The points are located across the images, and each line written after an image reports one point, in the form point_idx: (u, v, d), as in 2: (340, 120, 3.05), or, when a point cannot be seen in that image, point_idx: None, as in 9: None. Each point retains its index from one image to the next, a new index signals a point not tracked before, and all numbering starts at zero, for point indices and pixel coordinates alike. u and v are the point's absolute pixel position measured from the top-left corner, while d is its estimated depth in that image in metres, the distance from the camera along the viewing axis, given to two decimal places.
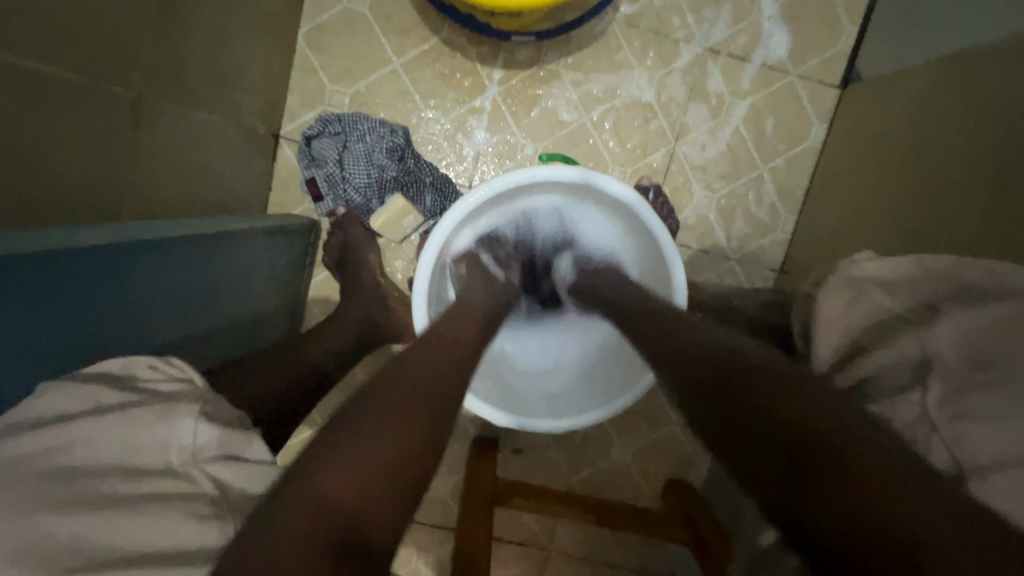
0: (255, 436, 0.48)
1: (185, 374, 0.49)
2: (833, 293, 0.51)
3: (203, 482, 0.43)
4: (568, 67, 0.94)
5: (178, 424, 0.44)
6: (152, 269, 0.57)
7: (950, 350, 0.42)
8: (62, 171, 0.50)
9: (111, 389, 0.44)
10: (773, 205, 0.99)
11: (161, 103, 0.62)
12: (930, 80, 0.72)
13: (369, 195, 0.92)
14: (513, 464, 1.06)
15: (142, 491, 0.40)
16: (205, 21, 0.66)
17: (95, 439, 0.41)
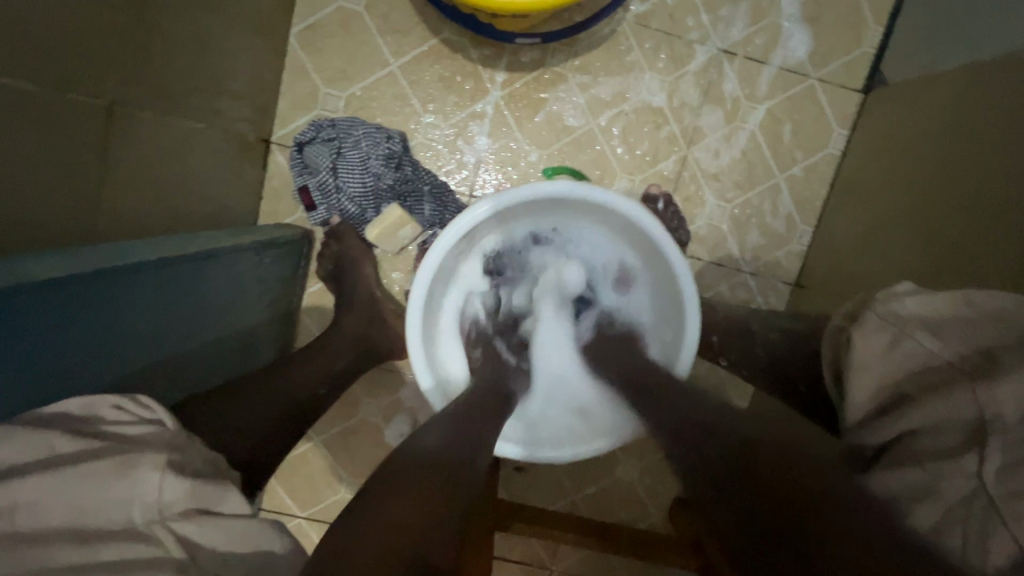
0: (231, 487, 0.45)
1: (159, 417, 0.45)
2: (871, 334, 0.48)
3: (171, 543, 0.39)
4: (575, 69, 0.89)
5: (142, 477, 0.40)
6: (131, 293, 0.53)
7: (1009, 411, 0.39)
8: (28, 192, 0.46)
9: (72, 436, 0.40)
10: (789, 215, 0.94)
11: (137, 113, 0.58)
12: (966, 88, 0.67)
13: (364, 204, 0.87)
14: (514, 482, 1.02)
15: (98, 560, 0.36)
16: (187, 23, 0.61)
17: (47, 497, 0.37)
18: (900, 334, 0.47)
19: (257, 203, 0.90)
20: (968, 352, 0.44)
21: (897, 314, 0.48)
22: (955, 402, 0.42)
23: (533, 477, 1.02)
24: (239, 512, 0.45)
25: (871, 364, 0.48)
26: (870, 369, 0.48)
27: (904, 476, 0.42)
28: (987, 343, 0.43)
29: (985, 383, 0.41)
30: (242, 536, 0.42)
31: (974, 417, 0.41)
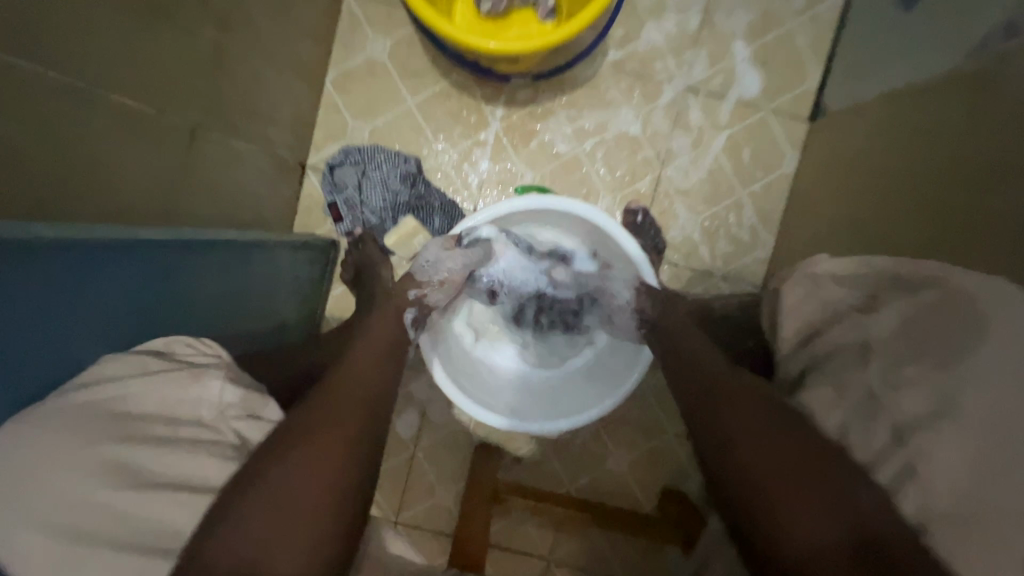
0: (271, 399, 0.57)
1: (216, 350, 0.59)
2: (794, 286, 0.61)
3: (230, 434, 0.52)
4: (563, 105, 1.06)
5: (209, 384, 0.53)
6: (204, 262, 0.67)
7: (889, 335, 0.52)
8: (125, 178, 0.60)
9: (156, 358, 0.54)
10: (753, 226, 1.07)
11: (209, 132, 0.74)
12: (892, 112, 0.82)
13: (383, 216, 1.03)
14: (514, 472, 1.11)
15: (179, 435, 0.49)
16: (249, 66, 0.78)
17: (144, 392, 0.50)
18: (814, 285, 0.60)
19: (292, 217, 1.05)
20: (866, 298, 0.56)
21: (814, 271, 0.61)
22: (854, 328, 0.54)
23: (531, 467, 1.11)
24: (277, 419, 0.57)
25: (793, 308, 0.60)
26: (794, 312, 0.60)
27: (818, 392, 0.54)
28: (880, 291, 0.56)
29: (874, 316, 0.54)
30: None
31: (864, 341, 0.53)
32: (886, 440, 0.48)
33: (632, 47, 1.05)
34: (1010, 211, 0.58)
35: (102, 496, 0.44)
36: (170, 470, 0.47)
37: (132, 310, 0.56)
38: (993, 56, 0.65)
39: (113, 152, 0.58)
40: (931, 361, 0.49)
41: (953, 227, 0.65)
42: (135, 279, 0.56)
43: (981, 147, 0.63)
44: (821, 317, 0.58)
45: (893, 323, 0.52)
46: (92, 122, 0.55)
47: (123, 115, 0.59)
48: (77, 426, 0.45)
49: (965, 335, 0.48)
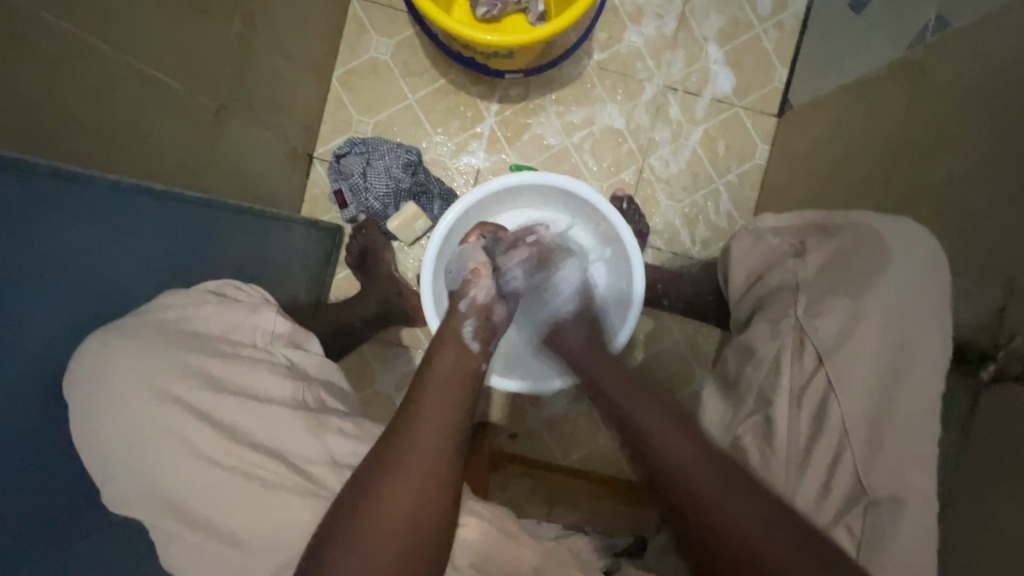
0: (312, 336, 0.71)
1: (261, 292, 0.71)
2: (741, 242, 0.78)
3: (281, 357, 0.64)
4: (553, 101, 1.15)
5: (265, 316, 0.65)
6: (227, 229, 0.78)
7: (812, 272, 0.69)
8: (165, 144, 0.69)
9: (214, 293, 0.64)
10: (729, 212, 1.16)
11: (234, 115, 0.81)
12: (848, 99, 0.91)
13: (386, 203, 1.09)
14: (508, 447, 1.16)
15: (242, 354, 0.60)
16: (269, 59, 0.87)
17: (208, 317, 0.61)
18: (757, 239, 0.76)
19: (300, 204, 1.12)
20: (794, 245, 0.73)
21: (759, 226, 0.77)
22: (786, 271, 0.71)
23: (526, 443, 1.16)
24: (317, 352, 0.70)
25: (740, 260, 0.78)
26: (742, 263, 0.77)
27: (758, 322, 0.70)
28: (809, 240, 0.72)
29: (801, 258, 0.71)
30: (314, 363, 0.67)
31: (794, 279, 0.70)
32: (812, 357, 0.64)
33: (616, 49, 1.15)
34: (945, 172, 0.67)
35: (183, 396, 0.53)
36: (233, 378, 0.57)
37: (170, 256, 0.67)
38: (928, 47, 0.76)
39: (146, 120, 0.65)
40: (845, 288, 0.65)
41: (901, 191, 0.74)
42: (171, 229, 0.67)
43: (921, 121, 0.73)
44: (761, 265, 0.75)
45: (816, 264, 0.69)
46: (128, 91, 0.62)
47: (157, 89, 0.65)
48: (158, 339, 0.54)
49: (866, 271, 0.64)
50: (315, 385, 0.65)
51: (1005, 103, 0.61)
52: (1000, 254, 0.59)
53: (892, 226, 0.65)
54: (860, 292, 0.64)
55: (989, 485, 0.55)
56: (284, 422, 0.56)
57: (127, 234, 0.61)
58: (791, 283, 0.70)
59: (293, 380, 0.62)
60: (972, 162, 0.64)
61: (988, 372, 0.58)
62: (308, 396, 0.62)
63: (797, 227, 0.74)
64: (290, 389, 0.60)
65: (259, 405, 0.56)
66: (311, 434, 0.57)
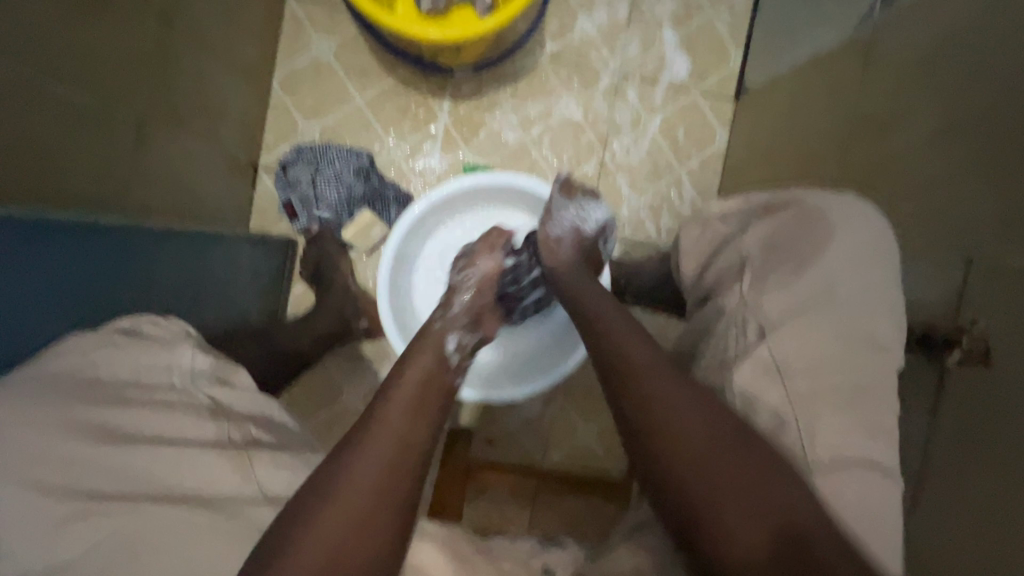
0: (240, 367, 0.64)
1: (183, 324, 0.65)
2: (692, 230, 0.74)
3: (202, 396, 0.58)
4: (507, 96, 1.11)
5: (179, 352, 0.59)
6: (153, 254, 0.72)
7: (755, 249, 0.64)
8: (78, 170, 0.63)
9: (125, 334, 0.59)
10: (693, 199, 1.15)
11: (159, 129, 0.75)
12: (802, 80, 0.90)
13: (339, 211, 1.05)
14: (485, 454, 1.12)
15: (155, 397, 0.55)
16: (195, 66, 0.80)
17: (112, 362, 0.55)
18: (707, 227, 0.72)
19: (247, 217, 1.06)
20: (738, 226, 0.69)
21: (704, 215, 0.74)
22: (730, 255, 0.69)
23: (503, 448, 1.13)
24: (248, 385, 0.63)
25: (690, 248, 0.75)
26: (694, 254, 0.73)
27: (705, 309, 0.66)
28: (752, 221, 0.68)
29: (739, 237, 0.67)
30: (251, 398, 0.61)
31: (739, 257, 0.65)
32: (754, 331, 0.58)
33: (568, 39, 1.12)
34: (901, 151, 0.66)
35: (80, 453, 0.48)
36: (147, 427, 0.52)
37: (85, 293, 0.62)
38: (875, 26, 0.75)
39: (56, 143, 0.59)
40: (789, 265, 0.60)
41: (859, 171, 0.73)
42: (85, 259, 0.61)
43: (874, 100, 0.72)
44: (710, 252, 0.71)
45: (759, 241, 0.65)
46: (32, 114, 0.56)
47: (62, 108, 0.59)
48: (51, 394, 0.50)
49: (813, 246, 0.60)
50: (245, 420, 0.59)
51: (957, 79, 0.60)
52: (962, 230, 0.58)
53: (835, 203, 0.62)
54: (805, 267, 0.59)
55: (962, 469, 0.54)
56: (204, 468, 0.52)
57: (32, 274, 0.56)
58: (737, 261, 0.65)
59: (217, 419, 0.56)
60: (927, 141, 0.63)
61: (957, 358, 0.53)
62: (236, 434, 0.56)
63: (743, 211, 0.71)
64: (211, 429, 0.54)
65: (169, 451, 0.51)
66: (238, 478, 0.53)
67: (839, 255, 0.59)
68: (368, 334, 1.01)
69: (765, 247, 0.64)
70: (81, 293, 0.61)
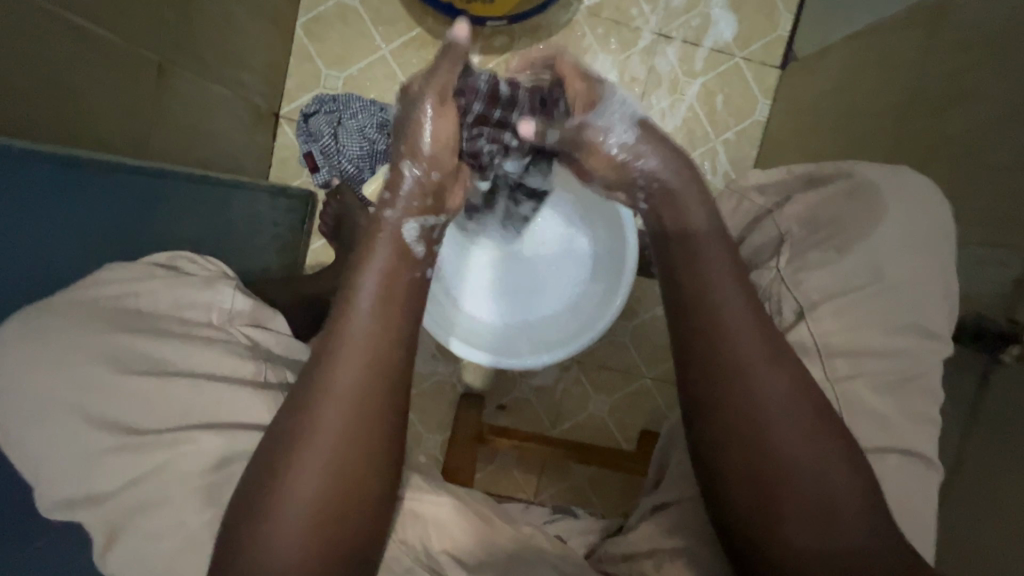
0: (278, 313, 0.62)
1: (220, 267, 0.63)
2: (725, 201, 0.68)
3: (240, 336, 0.55)
4: (540, 53, 1.06)
5: (222, 291, 0.57)
6: (173, 199, 0.70)
7: (794, 224, 0.59)
8: (98, 114, 0.61)
9: (165, 269, 0.57)
10: (726, 173, 1.10)
11: (181, 71, 0.72)
12: (858, 49, 0.84)
13: (362, 165, 1.00)
14: (497, 419, 1.13)
15: (193, 332, 0.53)
16: (220, 6, 0.77)
17: (154, 292, 0.54)
18: (740, 198, 0.66)
19: (268, 168, 1.04)
20: None
21: (742, 185, 0.66)
22: (768, 227, 0.61)
23: (515, 412, 1.13)
24: (284, 331, 0.61)
25: None
26: None
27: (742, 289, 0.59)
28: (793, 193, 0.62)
29: (780, 212, 0.61)
30: (287, 345, 0.59)
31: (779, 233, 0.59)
32: (790, 311, 0.55)
33: None
34: (963, 131, 0.62)
35: (120, 381, 0.47)
36: (181, 360, 0.50)
37: (110, 229, 0.62)
38: None
39: (78, 81, 0.57)
40: (834, 241, 0.55)
41: (912, 148, 0.69)
42: (100, 196, 0.60)
43: (940, 70, 0.66)
44: (744, 226, 0.65)
45: (797, 216, 0.59)
46: (52, 45, 0.53)
47: (81, 42, 0.56)
48: (91, 320, 0.49)
49: (861, 222, 0.55)
50: (281, 364, 0.56)
51: None
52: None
53: (883, 173, 0.57)
54: (848, 246, 0.54)
55: (1006, 473, 0.51)
56: (235, 405, 0.49)
57: (64, 205, 0.56)
58: (775, 238, 0.60)
59: (255, 359, 0.54)
60: (997, 118, 0.57)
61: (1012, 355, 0.52)
62: (273, 376, 0.54)
63: (782, 181, 0.64)
64: (250, 368, 0.52)
65: (207, 386, 0.49)
66: (271, 415, 0.50)
67: (903, 238, 0.54)
68: None
69: (807, 221, 0.58)
70: (102, 227, 0.61)
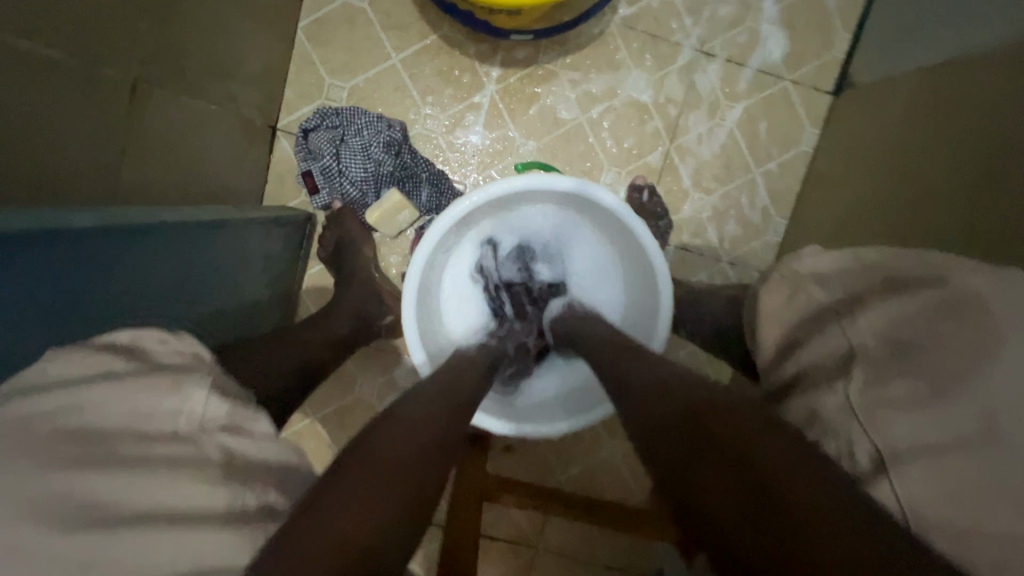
0: (258, 412, 0.46)
1: (192, 343, 0.47)
2: (775, 289, 0.56)
3: (216, 451, 0.40)
4: (566, 67, 0.95)
5: (192, 391, 0.41)
6: (149, 253, 0.57)
7: (871, 338, 0.45)
8: (65, 159, 0.51)
9: (117, 357, 0.41)
10: (765, 208, 1.00)
11: (158, 89, 0.63)
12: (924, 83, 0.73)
13: (364, 189, 0.92)
14: (502, 462, 1.05)
15: (156, 454, 0.37)
16: (211, 10, 0.67)
17: (107, 399, 0.37)
18: (798, 287, 0.53)
19: (263, 185, 0.94)
20: None
21: (797, 270, 0.55)
22: (828, 338, 0.48)
23: (522, 455, 1.05)
24: (267, 434, 0.45)
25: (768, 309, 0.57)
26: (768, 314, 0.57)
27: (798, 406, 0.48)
28: (862, 284, 0.49)
29: (851, 320, 0.47)
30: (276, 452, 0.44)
31: (849, 347, 0.46)
32: (865, 456, 0.40)
33: (645, 4, 0.95)
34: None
35: (58, 554, 0.30)
36: (146, 500, 0.34)
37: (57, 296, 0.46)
38: None
39: (43, 123, 0.47)
40: (916, 376, 0.41)
41: None
42: (50, 260, 0.45)
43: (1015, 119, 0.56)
44: (801, 320, 0.52)
45: (875, 328, 0.45)
46: (11, 81, 0.43)
47: (47, 70, 0.47)
48: (12, 455, 0.32)
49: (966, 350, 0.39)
50: (265, 483, 0.41)
51: None
52: None
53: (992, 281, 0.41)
54: (953, 387, 0.39)
55: None
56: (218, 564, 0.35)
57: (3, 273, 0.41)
58: (842, 351, 0.46)
59: (231, 485, 0.39)
60: None
61: None
62: (253, 507, 0.39)
63: (846, 271, 0.52)
64: (224, 502, 0.37)
65: (182, 538, 0.34)
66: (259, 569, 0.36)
67: None
68: (389, 330, 0.90)
69: (890, 342, 0.44)
70: (57, 291, 0.46)
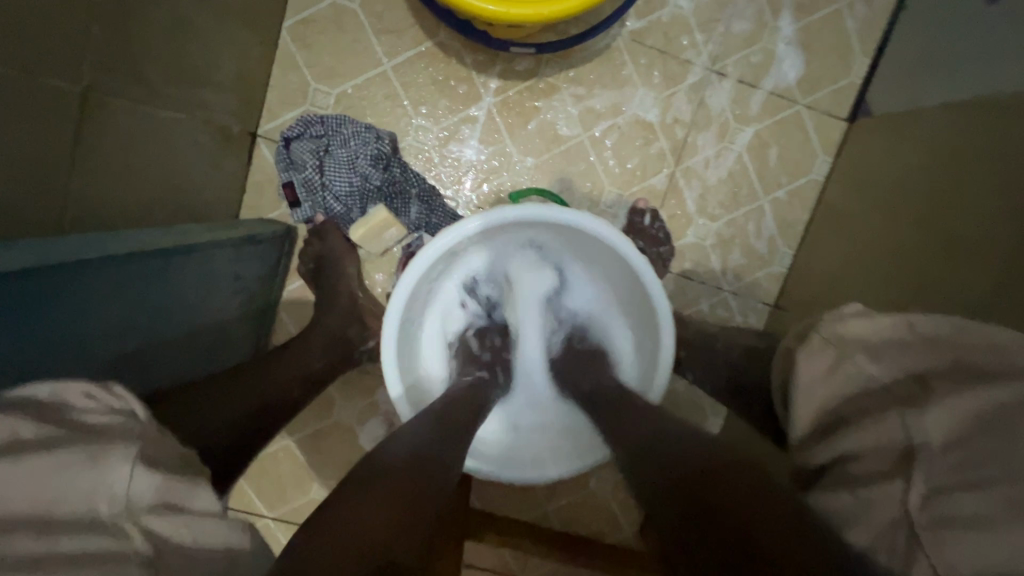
0: (199, 484, 0.41)
1: (126, 400, 0.41)
2: (814, 354, 0.48)
3: (139, 543, 0.35)
4: (569, 81, 0.90)
5: (112, 469, 0.36)
6: (72, 290, 0.50)
7: (936, 435, 0.39)
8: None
9: (31, 423, 0.35)
10: (772, 237, 0.95)
11: (111, 97, 0.57)
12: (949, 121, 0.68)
13: (350, 204, 0.86)
14: (487, 491, 1.00)
15: (59, 553, 0.31)
16: (173, 8, 0.60)
17: (4, 482, 0.32)
18: (841, 358, 0.46)
19: (240, 195, 0.88)
20: None
21: (841, 332, 0.47)
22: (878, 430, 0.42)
23: (508, 485, 1.00)
24: (209, 511, 0.40)
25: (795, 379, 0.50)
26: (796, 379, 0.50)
27: (837, 499, 0.42)
28: (914, 362, 0.43)
29: (916, 412, 0.40)
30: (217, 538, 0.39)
31: (904, 441, 0.40)
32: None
33: (655, 18, 0.89)
34: None
35: None
36: None
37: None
38: None
39: None
40: (1002, 491, 0.36)
41: None
42: None
43: None
44: (841, 397, 0.45)
45: (942, 431, 0.39)
46: None
47: None
48: None
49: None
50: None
51: None
52: None
53: None
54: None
55: None
56: None
57: None
58: (897, 446, 0.40)
59: None
60: None
61: None
62: None
63: (899, 338, 0.45)
64: None
65: None
66: None
67: None
68: (372, 356, 0.84)
69: (957, 449, 0.38)
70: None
